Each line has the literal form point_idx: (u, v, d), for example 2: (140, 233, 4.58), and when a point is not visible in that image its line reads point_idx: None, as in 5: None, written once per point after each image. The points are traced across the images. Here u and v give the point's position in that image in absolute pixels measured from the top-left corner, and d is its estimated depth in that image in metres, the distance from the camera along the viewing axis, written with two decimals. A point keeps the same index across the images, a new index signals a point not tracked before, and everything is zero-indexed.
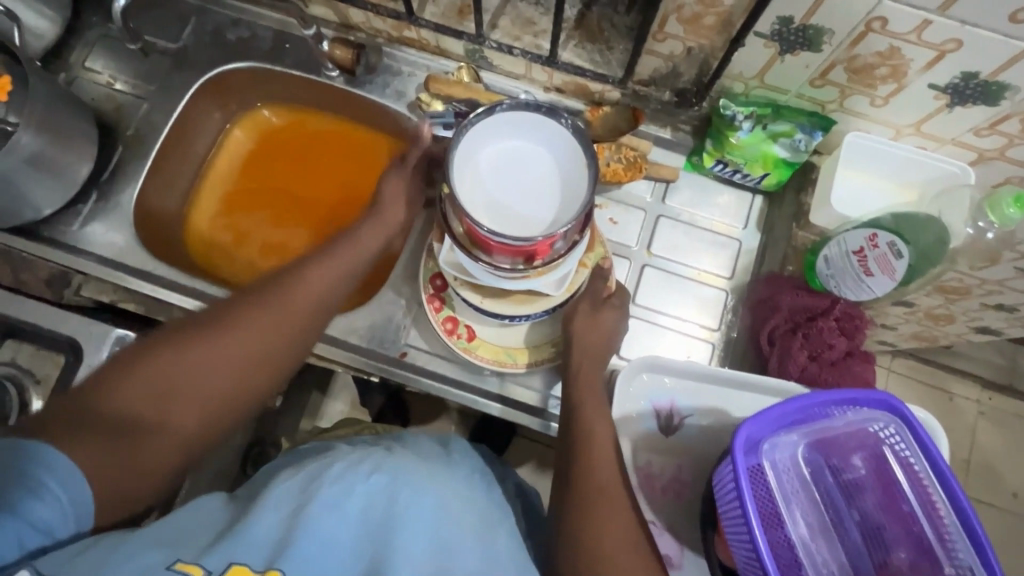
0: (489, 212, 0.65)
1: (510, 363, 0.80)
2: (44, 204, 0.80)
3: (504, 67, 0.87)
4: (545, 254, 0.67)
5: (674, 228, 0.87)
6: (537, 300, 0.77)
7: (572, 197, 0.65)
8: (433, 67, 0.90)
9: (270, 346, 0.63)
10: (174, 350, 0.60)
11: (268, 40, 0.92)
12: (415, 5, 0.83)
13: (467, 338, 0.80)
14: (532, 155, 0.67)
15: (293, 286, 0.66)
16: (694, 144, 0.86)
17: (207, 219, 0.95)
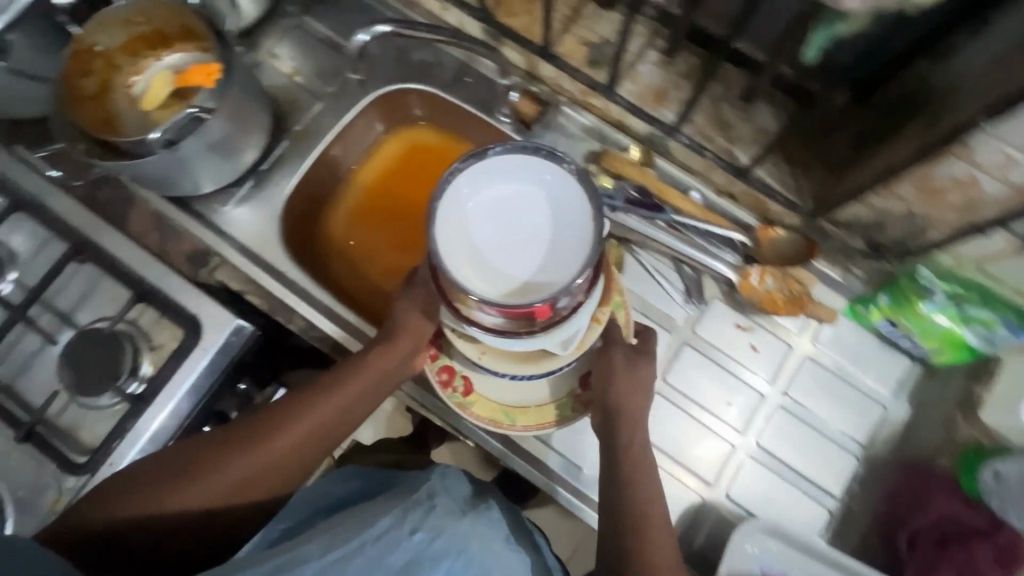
0: (481, 270, 0.57)
1: (507, 423, 0.77)
2: (206, 181, 0.81)
3: (682, 159, 0.82)
4: (548, 317, 0.59)
5: (817, 375, 0.80)
6: (542, 361, 0.70)
7: (571, 259, 0.57)
8: (606, 137, 0.86)
9: (258, 478, 0.69)
10: (169, 482, 0.66)
11: (451, 69, 0.90)
12: (613, 79, 0.80)
13: (462, 391, 0.77)
14: (490, 198, 0.59)
15: (311, 409, 0.72)
16: (863, 291, 0.79)
17: (343, 227, 0.94)
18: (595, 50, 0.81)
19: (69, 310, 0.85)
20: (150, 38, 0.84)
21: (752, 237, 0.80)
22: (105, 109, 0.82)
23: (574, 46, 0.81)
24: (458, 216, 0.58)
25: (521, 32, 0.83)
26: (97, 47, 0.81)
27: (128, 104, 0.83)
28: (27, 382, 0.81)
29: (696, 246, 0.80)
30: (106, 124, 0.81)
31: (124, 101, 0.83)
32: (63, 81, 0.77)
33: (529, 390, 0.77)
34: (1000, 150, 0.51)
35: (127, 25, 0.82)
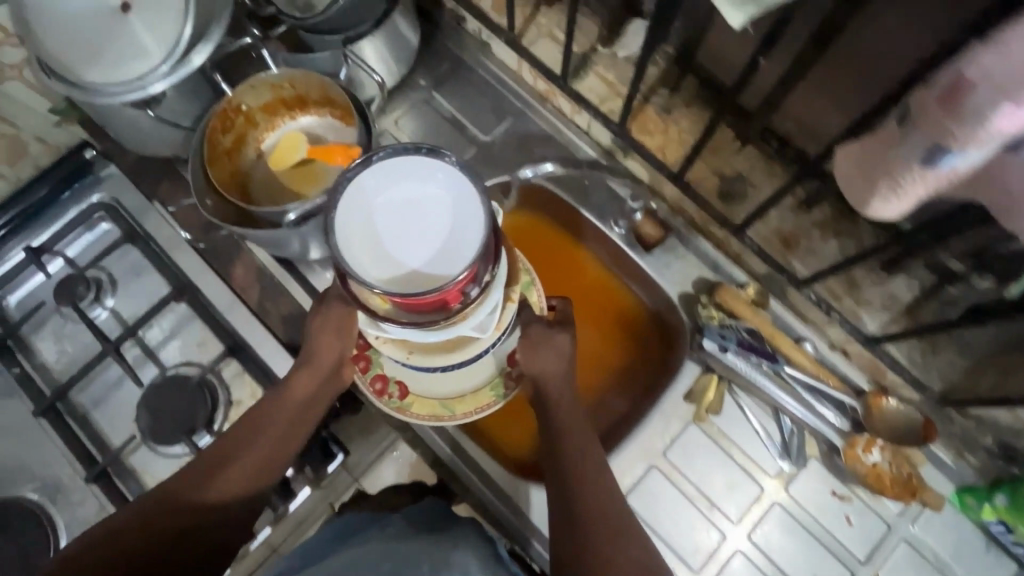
0: (377, 261, 0.52)
1: (448, 416, 0.74)
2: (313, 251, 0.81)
3: (798, 306, 0.80)
4: (458, 301, 0.54)
5: (913, 562, 0.75)
6: (461, 347, 0.67)
7: (466, 240, 0.52)
8: (720, 266, 0.83)
9: (254, 475, 0.66)
10: (164, 511, 0.62)
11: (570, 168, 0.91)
12: (742, 216, 0.78)
13: (399, 395, 0.74)
14: (402, 196, 0.54)
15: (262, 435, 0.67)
16: (976, 483, 0.74)
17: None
18: (727, 183, 0.80)
19: (156, 348, 0.84)
20: (290, 100, 0.84)
21: (863, 403, 0.76)
22: (235, 162, 0.85)
23: (706, 175, 0.80)
24: (366, 217, 0.53)
25: (654, 151, 0.82)
26: (241, 105, 0.81)
27: (257, 159, 0.87)
28: (103, 415, 0.81)
29: (805, 403, 0.76)
30: (234, 179, 0.85)
31: (253, 155, 0.87)
32: (205, 138, 0.79)
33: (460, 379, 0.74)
34: None
35: (272, 88, 0.81)
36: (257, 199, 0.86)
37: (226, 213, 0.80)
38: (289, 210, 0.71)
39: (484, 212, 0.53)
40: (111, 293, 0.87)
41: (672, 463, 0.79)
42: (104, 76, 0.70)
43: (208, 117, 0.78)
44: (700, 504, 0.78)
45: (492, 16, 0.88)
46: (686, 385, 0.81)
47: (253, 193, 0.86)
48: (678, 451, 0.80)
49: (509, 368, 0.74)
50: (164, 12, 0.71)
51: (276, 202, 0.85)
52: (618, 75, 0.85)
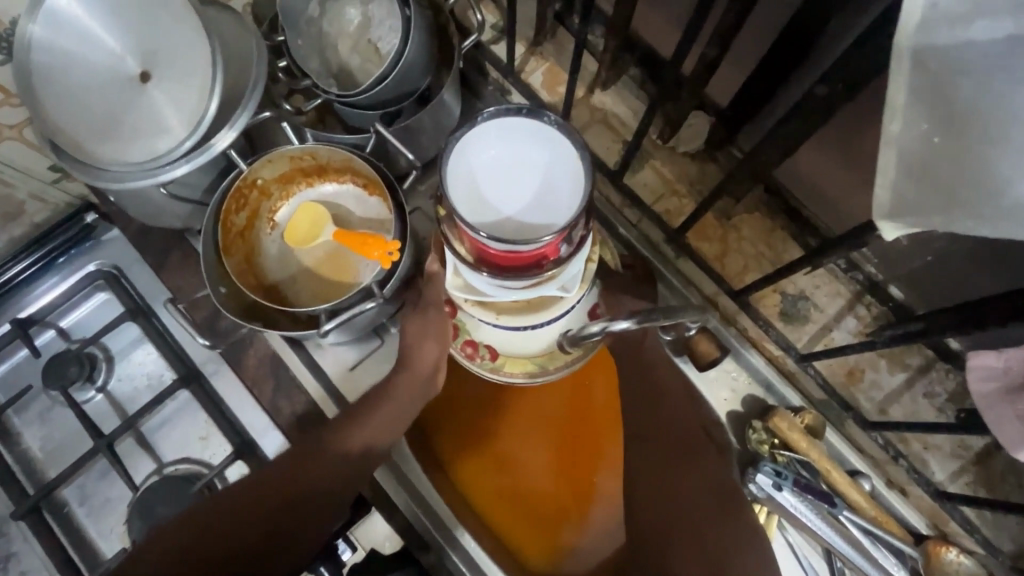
0: (483, 218, 0.47)
1: (541, 371, 0.64)
2: (334, 336, 0.72)
3: (856, 439, 0.74)
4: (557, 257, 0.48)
5: None
6: (548, 306, 0.57)
7: (562, 201, 0.47)
8: (774, 387, 0.77)
9: (343, 476, 0.60)
10: (260, 491, 0.59)
11: None
12: (804, 341, 0.73)
13: (490, 357, 0.64)
14: (503, 149, 0.48)
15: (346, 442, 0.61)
16: None
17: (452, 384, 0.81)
18: (788, 302, 0.74)
19: (154, 441, 0.77)
20: (309, 169, 0.74)
21: (921, 550, 0.70)
22: (248, 242, 0.75)
23: (768, 292, 0.75)
24: (461, 166, 0.47)
25: (712, 260, 0.77)
26: (257, 180, 0.71)
27: (272, 234, 0.76)
28: (94, 516, 0.74)
29: (868, 557, 0.69)
30: (248, 262, 0.74)
31: (266, 230, 0.76)
32: (218, 222, 0.69)
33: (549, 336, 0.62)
34: None
35: (291, 161, 0.71)
36: (280, 285, 0.75)
37: (244, 305, 0.70)
38: (323, 323, 0.64)
39: (586, 175, 0.46)
40: (107, 374, 0.79)
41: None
42: (112, 156, 0.62)
43: (220, 198, 0.68)
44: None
45: (544, 99, 0.83)
46: None
47: (272, 278, 0.75)
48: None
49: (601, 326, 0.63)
50: (188, 83, 0.63)
51: (300, 289, 0.75)
52: (676, 173, 0.79)
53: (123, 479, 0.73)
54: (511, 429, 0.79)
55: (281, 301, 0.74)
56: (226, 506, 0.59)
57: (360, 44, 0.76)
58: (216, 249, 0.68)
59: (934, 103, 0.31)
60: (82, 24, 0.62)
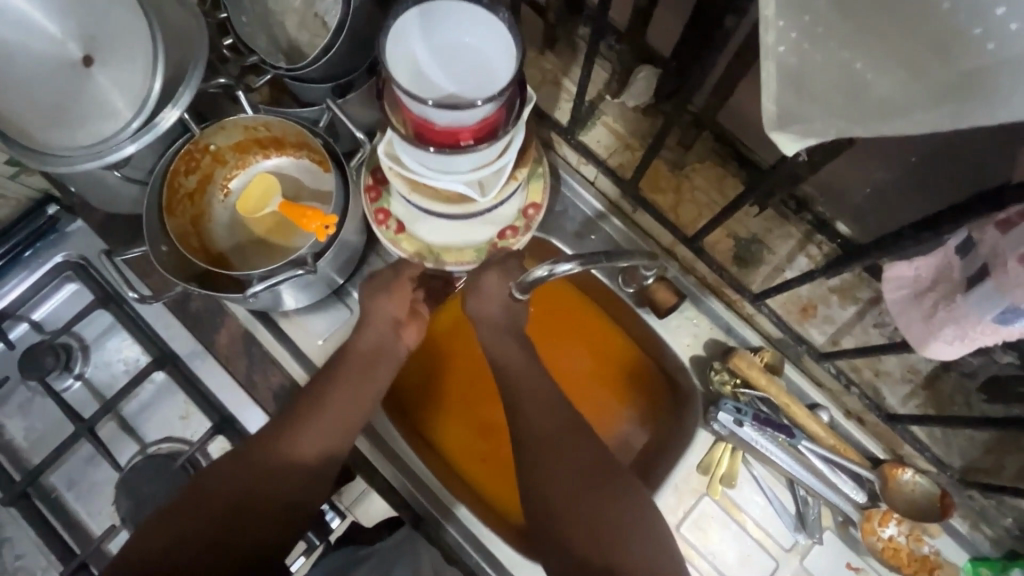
0: (416, 82, 0.52)
1: (432, 261, 0.70)
2: (290, 301, 0.75)
3: (812, 372, 0.77)
4: (473, 140, 0.54)
5: None
6: (461, 202, 0.65)
7: (497, 82, 0.53)
8: (734, 332, 0.80)
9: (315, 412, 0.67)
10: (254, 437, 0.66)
11: (577, 222, 0.85)
12: (759, 284, 0.75)
13: (395, 229, 0.70)
14: (446, 37, 0.53)
15: (318, 417, 0.66)
16: (993, 555, 0.73)
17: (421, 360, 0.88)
18: (742, 245, 0.76)
19: (134, 422, 0.79)
20: (265, 141, 0.75)
21: (879, 474, 0.73)
22: (197, 205, 0.75)
23: (721, 237, 0.77)
24: (409, 38, 0.52)
25: (667, 211, 0.78)
26: (209, 146, 0.71)
27: (225, 201, 0.77)
28: (82, 498, 0.76)
29: (826, 481, 0.73)
30: (195, 225, 0.75)
31: (219, 197, 0.77)
32: (165, 183, 0.69)
33: (460, 231, 0.70)
34: None
35: (245, 131, 0.72)
36: (226, 254, 0.76)
37: (193, 271, 0.70)
38: (254, 282, 0.64)
39: (514, 68, 0.52)
40: (84, 363, 0.80)
41: (687, 539, 0.77)
42: (64, 145, 0.62)
43: (168, 160, 0.68)
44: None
45: None
46: (697, 457, 0.79)
47: (221, 245, 0.76)
48: (691, 527, 0.77)
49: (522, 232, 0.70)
50: (130, 64, 0.63)
51: (250, 257, 0.76)
52: (628, 128, 0.81)
53: (107, 461, 0.75)
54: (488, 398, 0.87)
55: (226, 266, 0.75)
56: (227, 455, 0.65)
57: (306, 18, 0.76)
58: (159, 208, 0.68)
59: (801, 6, 0.32)
60: (17, 10, 0.61)
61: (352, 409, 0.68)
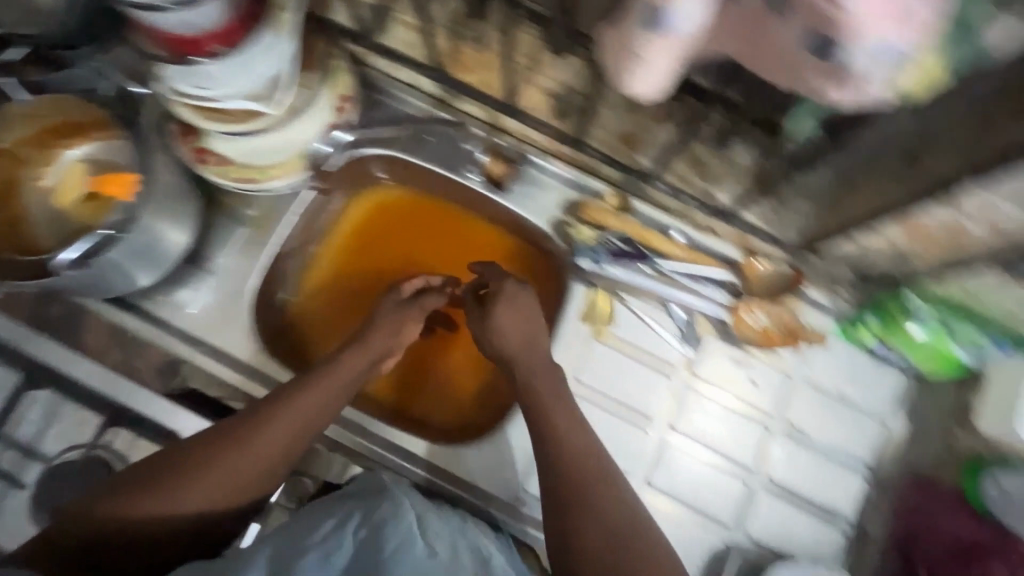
0: None
1: (261, 179, 0.79)
2: (139, 276, 0.74)
3: (660, 200, 0.80)
4: (223, 40, 0.62)
5: (816, 400, 0.80)
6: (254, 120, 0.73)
7: None
8: (582, 186, 0.83)
9: (275, 429, 0.64)
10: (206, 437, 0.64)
11: (411, 128, 0.86)
12: (583, 129, 0.77)
13: (219, 163, 0.78)
14: None
15: (269, 425, 0.64)
16: (852, 312, 0.79)
17: (320, 310, 0.90)
18: (558, 99, 0.78)
19: (31, 443, 0.75)
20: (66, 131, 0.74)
21: (738, 273, 0.79)
22: (15, 208, 0.74)
23: (537, 97, 0.78)
24: None
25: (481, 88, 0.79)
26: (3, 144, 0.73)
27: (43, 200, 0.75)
28: None
29: (690, 292, 0.80)
30: (13, 226, 0.74)
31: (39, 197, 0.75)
32: None
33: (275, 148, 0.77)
34: (979, 203, 0.51)
35: (33, 120, 0.73)
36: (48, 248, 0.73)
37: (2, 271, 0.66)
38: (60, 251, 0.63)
39: None
40: None
41: (587, 380, 0.80)
42: None
43: None
44: (619, 411, 0.80)
45: None
46: (578, 308, 0.82)
47: (44, 241, 0.74)
48: (588, 372, 0.81)
49: (328, 135, 0.80)
50: None
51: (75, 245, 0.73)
52: None
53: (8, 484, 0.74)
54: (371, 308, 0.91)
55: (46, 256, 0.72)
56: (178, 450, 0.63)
57: None
58: None
59: None
60: None
61: (307, 417, 0.65)
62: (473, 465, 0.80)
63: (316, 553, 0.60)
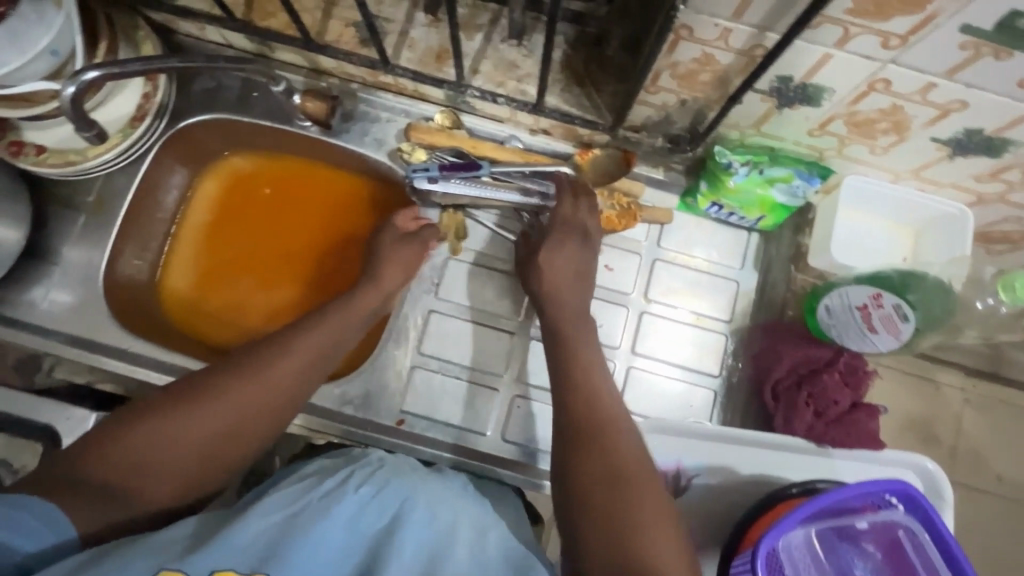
0: None
1: (80, 160, 0.77)
2: None
3: (486, 111, 0.82)
4: None
5: (670, 273, 0.83)
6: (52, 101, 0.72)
7: None
8: (412, 113, 0.85)
9: (291, 367, 0.62)
10: (209, 375, 0.60)
11: (235, 88, 0.86)
12: (390, 52, 0.78)
13: (36, 153, 0.77)
14: None
15: (279, 359, 0.62)
16: (687, 183, 0.82)
17: (188, 287, 0.90)
18: (362, 28, 0.79)
19: None
20: None
21: (574, 164, 0.81)
22: None
23: (342, 30, 0.79)
24: None
25: (282, 31, 0.79)
26: None
27: None
28: None
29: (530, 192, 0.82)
30: None
31: None
32: None
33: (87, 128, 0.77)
34: (714, 24, 0.54)
35: None
36: None
37: None
38: None
39: None
40: None
41: (447, 298, 0.85)
42: None
43: None
44: (481, 317, 0.85)
45: None
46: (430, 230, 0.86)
47: None
48: (446, 289, 0.85)
49: (145, 105, 0.78)
50: None
51: None
52: None
53: None
54: (248, 272, 0.90)
55: None
56: (174, 389, 0.59)
57: None
58: None
59: None
60: None
61: (313, 352, 0.64)
62: (344, 395, 0.80)
63: (309, 509, 0.53)
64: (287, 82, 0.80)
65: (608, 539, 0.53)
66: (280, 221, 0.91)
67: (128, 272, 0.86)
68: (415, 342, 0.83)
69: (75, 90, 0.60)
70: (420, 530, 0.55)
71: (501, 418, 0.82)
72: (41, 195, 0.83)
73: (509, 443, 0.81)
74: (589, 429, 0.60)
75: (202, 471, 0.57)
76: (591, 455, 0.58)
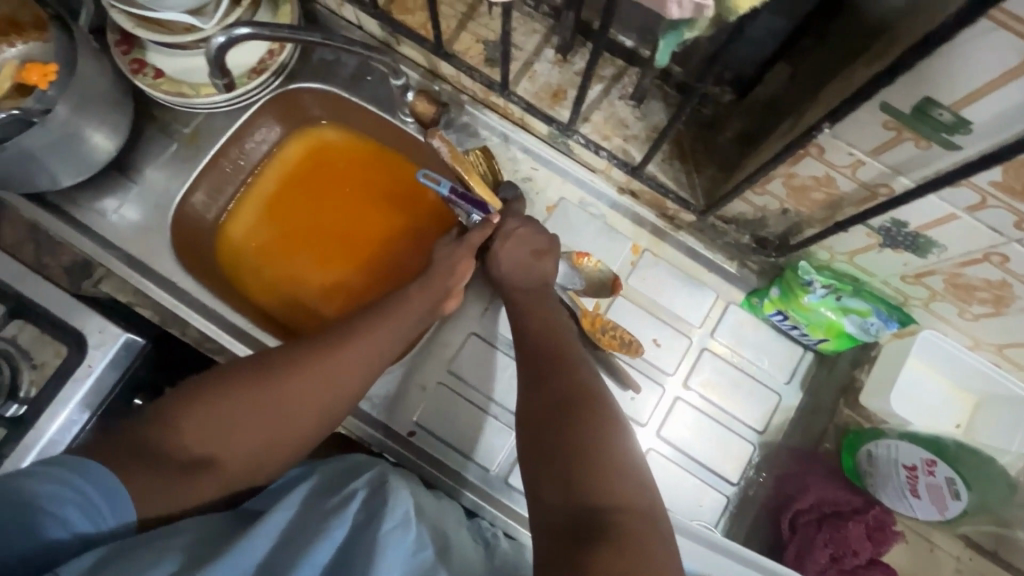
0: None
1: (191, 95, 0.79)
2: (64, 175, 0.77)
3: (583, 158, 0.82)
4: None
5: (714, 365, 0.81)
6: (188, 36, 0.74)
7: None
8: (510, 138, 0.85)
9: (357, 343, 0.60)
10: (284, 350, 0.59)
11: (352, 67, 0.88)
12: (510, 77, 0.79)
13: (153, 75, 0.80)
14: None
15: (352, 338, 0.60)
16: (758, 284, 0.80)
17: (243, 236, 0.90)
18: (491, 48, 0.80)
19: None
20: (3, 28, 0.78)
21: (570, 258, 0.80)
22: None
23: (471, 44, 0.80)
24: None
25: (416, 30, 0.80)
26: None
27: None
28: None
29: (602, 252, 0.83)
30: None
31: None
32: None
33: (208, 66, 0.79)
34: (849, 152, 0.53)
35: None
36: None
37: None
38: None
39: None
40: None
41: (488, 327, 0.84)
42: None
43: None
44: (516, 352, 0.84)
45: None
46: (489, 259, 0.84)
47: None
48: (491, 314, 0.85)
49: (266, 61, 0.80)
50: None
51: None
52: None
53: None
54: (315, 246, 0.90)
55: None
56: (250, 360, 0.58)
57: None
58: None
59: None
60: None
61: (385, 338, 0.62)
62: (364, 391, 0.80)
63: (313, 524, 0.50)
64: (405, 78, 0.81)
65: (555, 491, 0.51)
66: (358, 204, 0.91)
67: (197, 209, 0.87)
68: (447, 357, 0.83)
69: (223, 43, 0.63)
70: (404, 553, 0.50)
71: (510, 460, 0.80)
72: (143, 112, 0.86)
73: (508, 486, 0.79)
74: (560, 357, 0.62)
75: (260, 445, 0.55)
76: (564, 379, 0.59)
